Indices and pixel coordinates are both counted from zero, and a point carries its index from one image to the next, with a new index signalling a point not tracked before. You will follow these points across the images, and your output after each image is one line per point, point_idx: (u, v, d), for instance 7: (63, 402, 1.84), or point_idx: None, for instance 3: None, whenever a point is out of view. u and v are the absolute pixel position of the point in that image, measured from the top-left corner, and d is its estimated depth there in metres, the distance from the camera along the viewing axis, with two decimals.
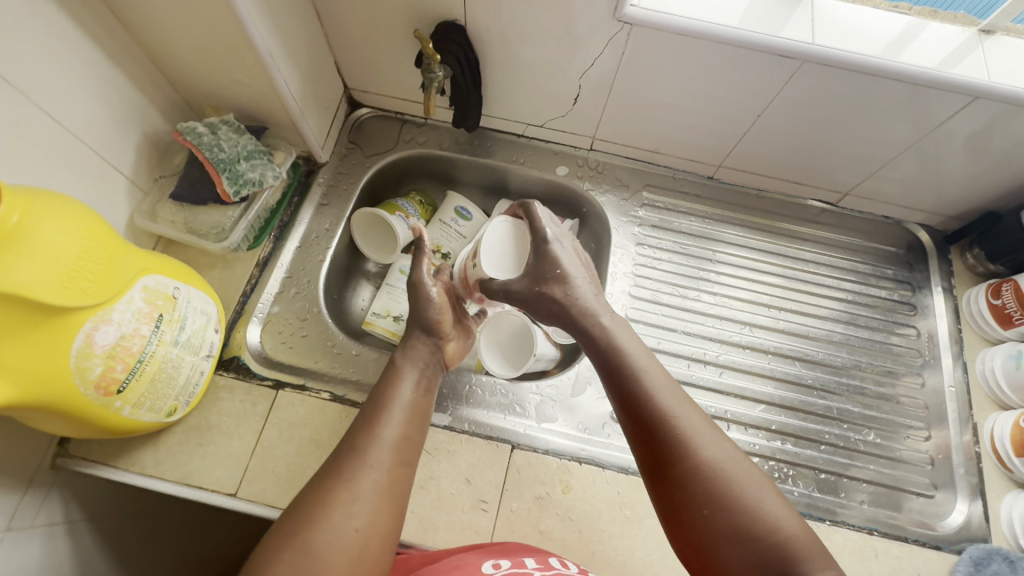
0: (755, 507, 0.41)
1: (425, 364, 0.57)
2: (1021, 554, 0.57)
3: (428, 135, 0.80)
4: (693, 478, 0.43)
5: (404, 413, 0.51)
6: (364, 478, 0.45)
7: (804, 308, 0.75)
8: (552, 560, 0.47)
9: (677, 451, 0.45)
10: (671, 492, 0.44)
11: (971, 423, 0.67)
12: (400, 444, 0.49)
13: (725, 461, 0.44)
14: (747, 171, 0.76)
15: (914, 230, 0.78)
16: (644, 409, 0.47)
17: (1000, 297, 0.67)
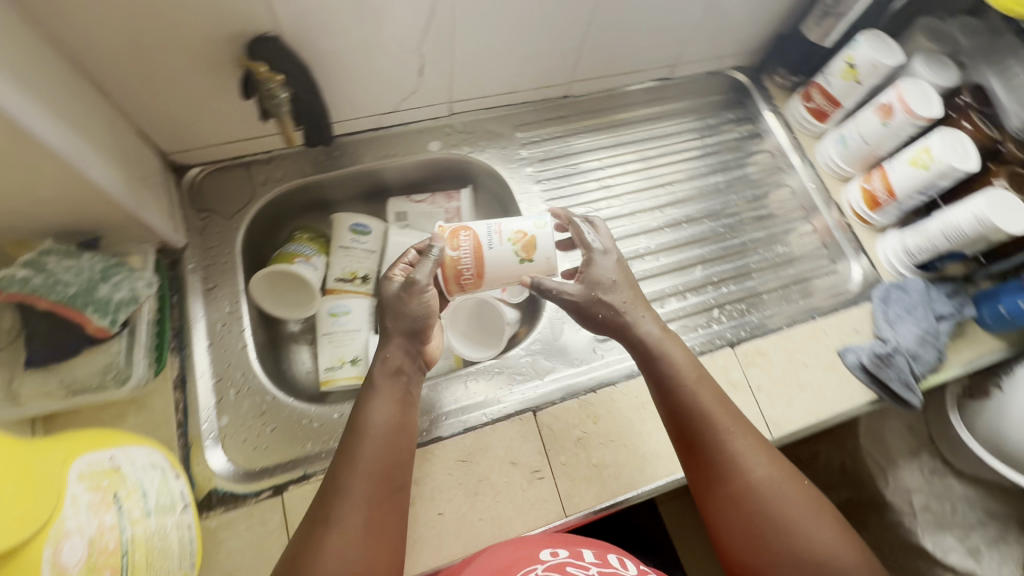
0: (816, 542, 0.45)
1: (401, 373, 0.53)
2: (904, 280, 0.73)
3: (282, 169, 0.72)
4: (752, 507, 0.47)
5: (389, 433, 0.49)
6: (354, 521, 0.44)
7: (687, 174, 0.85)
8: (607, 554, 0.50)
9: (735, 476, 0.49)
10: (727, 509, 0.48)
11: (834, 202, 0.82)
12: (389, 473, 0.47)
13: (784, 493, 0.47)
14: (593, 78, 0.80)
15: (731, 73, 0.90)
16: (700, 434, 0.51)
17: (812, 100, 0.82)
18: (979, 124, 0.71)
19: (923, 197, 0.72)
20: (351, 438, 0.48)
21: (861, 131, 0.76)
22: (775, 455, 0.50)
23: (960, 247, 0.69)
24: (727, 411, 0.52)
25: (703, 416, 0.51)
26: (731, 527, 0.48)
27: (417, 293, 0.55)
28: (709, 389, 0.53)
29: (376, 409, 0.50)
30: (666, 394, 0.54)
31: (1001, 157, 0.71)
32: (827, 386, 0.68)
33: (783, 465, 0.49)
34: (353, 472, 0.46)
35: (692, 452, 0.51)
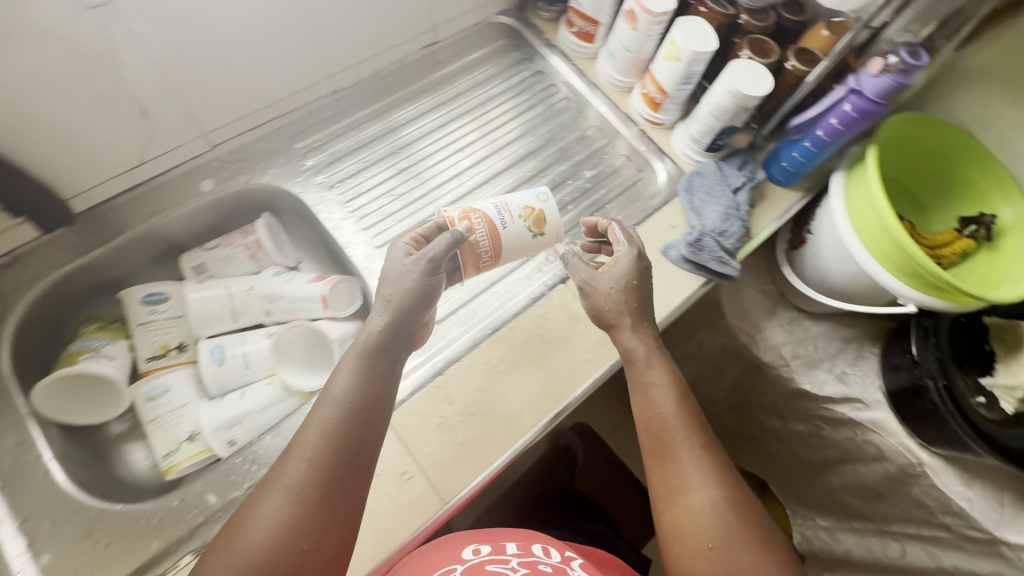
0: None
1: (384, 347, 0.55)
2: (701, 167, 0.78)
3: (34, 265, 0.63)
4: (690, 528, 0.50)
5: (365, 400, 0.51)
6: (300, 479, 0.47)
7: (486, 129, 0.83)
8: (535, 547, 0.52)
9: (681, 497, 0.52)
10: (673, 524, 0.52)
11: (626, 116, 0.84)
12: (351, 448, 0.49)
13: (728, 525, 0.50)
14: (354, 63, 0.76)
15: (498, 19, 0.89)
16: (668, 449, 0.54)
17: (573, 24, 0.83)
18: (712, 6, 0.75)
19: (689, 86, 0.75)
20: (323, 405, 0.51)
21: (621, 41, 0.78)
22: (734, 490, 0.52)
23: (730, 123, 0.73)
24: (696, 436, 0.54)
25: (670, 437, 0.54)
26: (670, 541, 0.52)
27: (422, 272, 0.56)
28: (684, 410, 0.56)
29: (349, 375, 0.52)
30: (643, 411, 0.57)
31: (741, 28, 0.76)
32: (660, 285, 0.70)
33: (737, 499, 0.51)
34: (312, 437, 0.49)
35: (653, 465, 0.55)
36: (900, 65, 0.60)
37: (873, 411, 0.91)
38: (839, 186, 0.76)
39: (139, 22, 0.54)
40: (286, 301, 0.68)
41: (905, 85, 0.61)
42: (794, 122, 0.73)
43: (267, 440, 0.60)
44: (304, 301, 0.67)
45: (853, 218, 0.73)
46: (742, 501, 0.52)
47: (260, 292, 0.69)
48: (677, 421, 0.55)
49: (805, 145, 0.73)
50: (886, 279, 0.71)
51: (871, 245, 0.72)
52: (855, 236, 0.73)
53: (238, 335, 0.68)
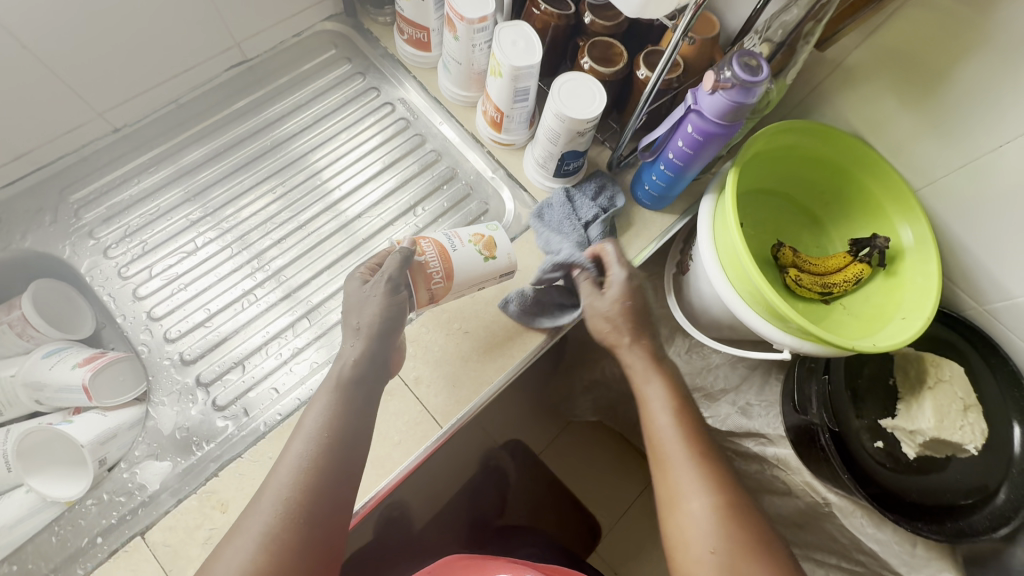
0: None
1: (360, 377, 0.53)
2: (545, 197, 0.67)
3: None
4: (697, 554, 0.49)
5: (332, 437, 0.49)
6: (263, 528, 0.44)
7: (307, 162, 0.71)
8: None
9: (686, 522, 0.51)
10: (677, 545, 0.51)
11: (473, 138, 0.72)
12: (323, 487, 0.47)
13: (735, 552, 0.49)
14: (130, 96, 0.64)
15: (324, 26, 0.76)
16: (669, 467, 0.54)
17: (403, 31, 0.71)
18: (545, 6, 0.63)
19: (526, 104, 0.64)
20: (296, 440, 0.49)
21: (449, 52, 0.66)
22: (746, 518, 0.51)
23: (570, 148, 0.62)
24: (705, 457, 0.54)
25: (676, 453, 0.54)
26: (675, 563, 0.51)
27: (381, 295, 0.55)
28: (693, 428, 0.55)
29: (322, 411, 0.50)
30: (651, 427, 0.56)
31: (586, 30, 0.64)
32: (497, 342, 0.62)
33: (753, 530, 0.50)
34: (283, 477, 0.47)
35: (659, 485, 0.54)
36: (735, 81, 0.49)
37: (776, 447, 0.82)
38: (706, 211, 0.64)
39: None
40: (50, 390, 0.59)
41: (745, 104, 0.50)
42: (648, 140, 0.62)
43: (4, 570, 0.51)
44: (67, 391, 0.58)
45: (717, 248, 0.62)
46: (760, 530, 0.50)
47: (24, 379, 0.59)
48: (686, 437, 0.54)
49: (662, 169, 0.62)
50: (754, 321, 0.61)
51: (736, 283, 0.61)
52: (719, 270, 0.62)
53: (1, 432, 0.59)
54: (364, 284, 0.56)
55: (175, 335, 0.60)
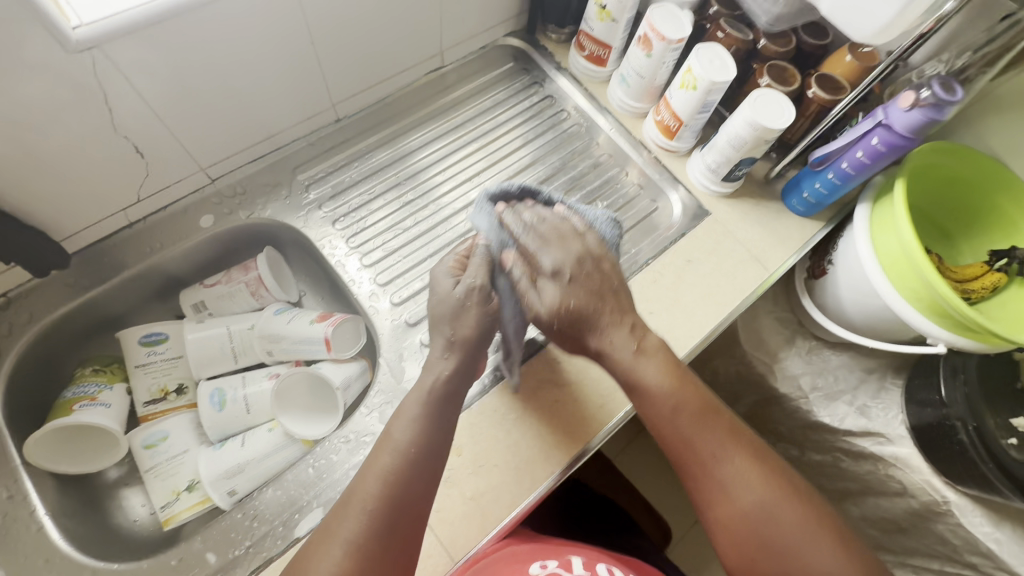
0: (812, 564, 0.49)
1: (451, 387, 0.56)
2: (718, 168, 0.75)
3: (28, 308, 0.61)
4: (749, 525, 0.51)
5: (423, 449, 0.51)
6: (356, 533, 0.47)
7: (496, 159, 0.80)
8: (600, 566, 0.57)
9: (732, 497, 0.51)
10: (728, 527, 0.52)
11: (639, 143, 0.81)
12: (405, 497, 0.49)
13: (780, 510, 0.51)
14: (357, 91, 0.74)
15: (506, 41, 0.87)
16: (690, 458, 0.54)
17: (584, 47, 0.80)
18: (730, 31, 0.72)
19: (707, 114, 0.72)
20: (383, 451, 0.52)
21: (634, 67, 0.75)
22: (774, 474, 0.52)
23: (749, 154, 0.70)
24: (714, 428, 0.54)
25: (689, 434, 0.54)
26: (728, 545, 0.52)
27: (475, 306, 0.58)
28: (694, 403, 0.55)
29: (410, 424, 0.52)
30: (651, 411, 0.56)
31: (760, 54, 0.73)
32: (676, 324, 0.69)
33: (784, 480, 0.52)
34: (371, 487, 0.49)
35: (690, 477, 0.54)
36: (933, 100, 0.57)
37: (896, 446, 0.86)
38: (864, 218, 0.73)
39: (145, 73, 0.52)
40: (287, 342, 0.66)
41: (937, 120, 0.58)
42: (816, 153, 0.70)
43: (269, 493, 0.57)
44: (306, 343, 0.65)
45: (879, 253, 0.70)
46: (784, 476, 0.53)
47: (262, 332, 0.66)
48: (686, 413, 0.54)
49: (829, 177, 0.70)
50: (913, 317, 0.68)
51: (900, 284, 0.68)
52: (881, 272, 0.70)
53: (238, 377, 0.65)
54: (457, 290, 0.59)
55: (399, 300, 0.68)
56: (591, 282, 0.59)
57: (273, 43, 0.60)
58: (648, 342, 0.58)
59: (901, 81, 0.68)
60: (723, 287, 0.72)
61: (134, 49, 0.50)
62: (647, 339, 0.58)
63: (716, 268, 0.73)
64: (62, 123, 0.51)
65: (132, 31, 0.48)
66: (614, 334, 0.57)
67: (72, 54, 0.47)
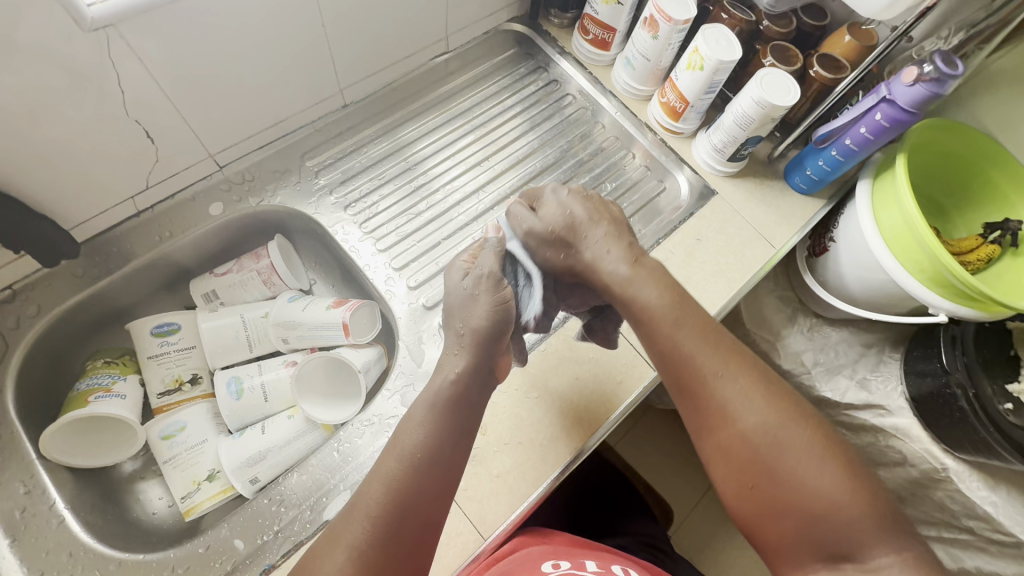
0: (809, 481, 0.47)
1: (470, 366, 0.54)
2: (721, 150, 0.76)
3: (35, 300, 0.59)
4: (751, 444, 0.50)
5: (432, 455, 0.49)
6: (361, 538, 0.45)
7: (502, 143, 0.81)
8: (616, 566, 0.56)
9: (731, 416, 0.50)
10: (728, 446, 0.51)
11: (644, 124, 0.82)
12: (412, 506, 0.47)
13: (780, 426, 0.49)
14: (364, 77, 0.74)
15: (509, 26, 0.87)
16: (688, 375, 0.53)
17: (589, 31, 0.81)
18: (734, 12, 0.73)
19: (712, 94, 0.73)
20: (391, 457, 0.49)
21: (640, 49, 0.76)
22: (777, 395, 0.51)
23: (755, 133, 0.71)
24: (713, 349, 0.53)
25: (687, 352, 0.53)
26: (727, 470, 0.51)
27: (485, 294, 0.57)
28: (690, 317, 0.54)
29: (420, 428, 0.50)
30: (644, 326, 0.56)
31: (763, 35, 0.74)
32: None
33: (786, 399, 0.51)
34: (375, 492, 0.47)
35: (689, 396, 0.53)
36: (935, 74, 0.59)
37: (895, 417, 0.88)
38: (864, 195, 0.75)
39: (160, 54, 0.52)
40: (304, 328, 0.65)
41: (939, 94, 0.60)
42: (819, 131, 0.72)
43: (294, 478, 0.57)
44: (324, 328, 0.64)
45: (881, 227, 0.72)
46: (786, 399, 0.51)
47: (276, 320, 0.65)
48: (686, 335, 0.53)
49: (832, 154, 0.72)
50: (914, 287, 0.71)
51: (902, 256, 0.71)
52: (883, 245, 0.72)
53: (254, 365, 0.64)
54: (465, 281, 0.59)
55: (416, 284, 0.68)
56: (574, 280, 0.58)
57: (285, 26, 0.59)
58: (644, 260, 0.59)
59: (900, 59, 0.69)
60: (732, 263, 0.73)
61: (149, 29, 0.49)
62: (643, 258, 0.59)
63: (724, 246, 0.75)
64: (74, 105, 0.50)
65: (147, 10, 0.47)
66: (610, 249, 0.60)
67: (89, 33, 0.46)
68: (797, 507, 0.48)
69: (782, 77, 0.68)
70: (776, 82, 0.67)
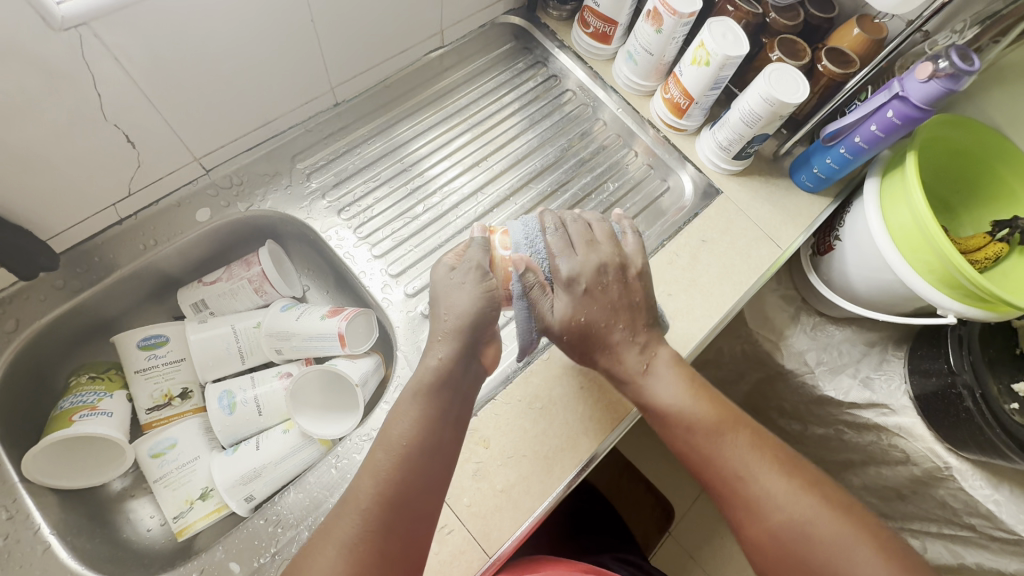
0: (854, 574, 0.45)
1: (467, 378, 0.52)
2: (723, 148, 0.74)
3: (14, 314, 0.56)
4: (785, 543, 0.48)
5: (425, 445, 0.47)
6: (353, 533, 0.43)
7: (501, 142, 0.78)
8: None
9: (762, 513, 0.49)
10: (761, 544, 0.49)
11: (646, 121, 0.80)
12: (405, 497, 0.45)
13: (813, 521, 0.48)
14: (355, 74, 0.71)
15: (507, 18, 0.84)
16: (716, 479, 0.52)
17: (589, 24, 0.78)
18: (741, 5, 0.71)
19: (717, 90, 0.71)
20: (381, 449, 0.47)
21: (643, 44, 0.73)
22: (807, 484, 0.50)
23: (761, 130, 0.69)
24: (739, 442, 0.52)
25: (710, 452, 0.52)
26: (764, 564, 0.49)
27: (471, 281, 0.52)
28: (710, 416, 0.53)
29: (412, 420, 0.48)
30: (665, 426, 0.54)
31: (770, 28, 0.72)
32: (695, 305, 0.68)
33: (815, 489, 0.50)
34: (366, 485, 0.45)
35: (721, 495, 0.52)
36: (950, 70, 0.56)
37: (899, 416, 0.87)
38: (872, 193, 0.73)
39: (137, 54, 0.49)
40: (298, 339, 0.62)
41: (954, 91, 0.57)
42: (828, 129, 0.70)
43: (290, 496, 0.55)
44: (319, 339, 0.62)
45: (890, 226, 0.71)
46: (816, 484, 0.51)
47: (269, 330, 0.63)
48: (708, 432, 0.52)
49: (841, 152, 0.69)
50: (924, 289, 0.69)
51: (911, 256, 0.69)
52: (892, 245, 0.71)
53: (247, 378, 0.62)
54: None
55: (413, 291, 0.66)
56: (604, 298, 0.55)
57: (270, 22, 0.56)
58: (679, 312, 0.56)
59: (912, 54, 0.66)
60: (738, 265, 0.72)
61: (125, 27, 0.46)
62: (658, 355, 0.56)
63: (730, 247, 0.73)
64: (43, 110, 0.47)
65: (122, 6, 0.44)
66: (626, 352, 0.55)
67: (59, 33, 0.43)
68: None
69: (787, 69, 0.66)
70: (782, 75, 0.65)
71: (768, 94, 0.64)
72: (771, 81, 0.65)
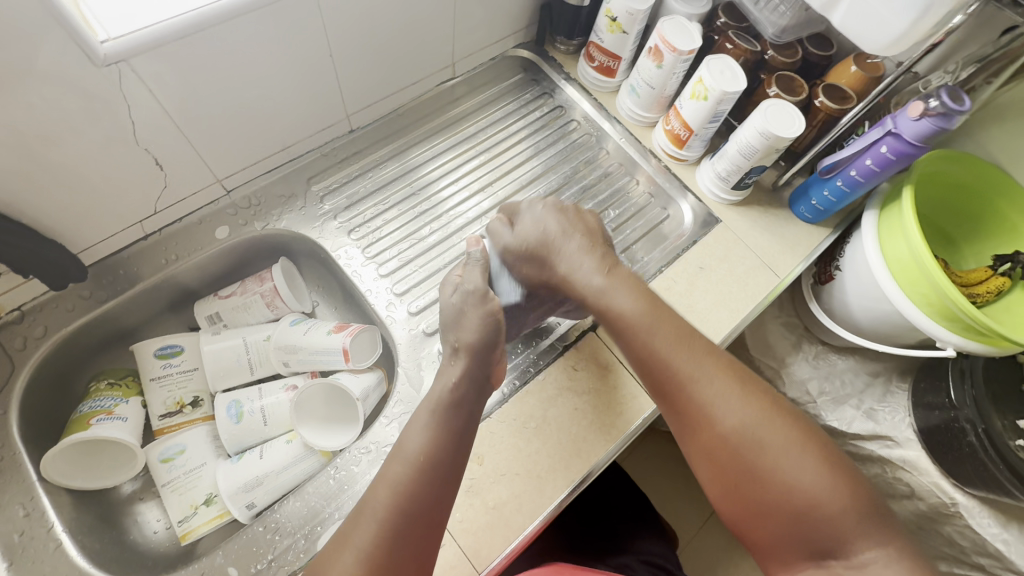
0: (791, 473, 0.50)
1: (462, 397, 0.54)
2: (719, 179, 0.76)
3: (42, 321, 0.60)
4: (733, 449, 0.51)
5: (435, 459, 0.50)
6: (369, 542, 0.46)
7: (507, 168, 0.81)
8: None
9: (712, 418, 0.52)
10: (709, 448, 0.53)
11: (648, 151, 0.82)
12: (416, 510, 0.48)
13: (760, 425, 0.51)
14: (370, 103, 0.75)
15: (516, 52, 0.88)
16: (670, 379, 0.54)
17: (594, 58, 0.81)
18: (739, 43, 0.73)
19: (716, 123, 0.73)
20: (394, 463, 0.50)
21: (644, 78, 0.76)
22: (755, 394, 0.53)
23: (759, 163, 0.71)
24: (687, 350, 0.55)
25: (663, 353, 0.54)
26: (710, 474, 0.54)
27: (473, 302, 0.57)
28: (665, 329, 0.56)
29: (424, 433, 0.52)
30: (624, 333, 0.57)
31: (768, 64, 0.75)
32: None
33: (761, 398, 0.53)
34: (381, 499, 0.48)
35: (669, 396, 0.55)
36: (941, 109, 0.58)
37: (903, 449, 0.86)
38: (871, 225, 0.74)
39: (170, 87, 0.53)
40: (304, 353, 0.65)
41: (945, 129, 0.59)
42: (825, 162, 0.71)
43: (290, 505, 0.57)
44: (324, 353, 0.65)
45: (888, 259, 0.72)
46: (769, 399, 0.53)
47: (277, 343, 0.66)
48: (647, 330, 0.56)
49: (837, 185, 0.71)
50: (922, 321, 0.69)
51: (909, 288, 0.70)
52: (890, 278, 0.72)
53: (255, 389, 0.65)
54: (460, 296, 0.59)
55: (416, 310, 0.68)
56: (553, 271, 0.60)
57: (293, 56, 0.60)
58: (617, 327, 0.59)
59: (907, 91, 0.68)
60: (735, 293, 0.73)
61: (158, 63, 0.50)
62: (617, 267, 0.61)
63: (729, 275, 0.74)
64: (85, 137, 0.51)
65: (158, 47, 0.49)
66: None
67: (101, 69, 0.47)
68: (780, 499, 0.50)
69: (780, 102, 0.68)
70: (775, 108, 0.67)
71: (763, 126, 0.66)
72: (765, 113, 0.67)
